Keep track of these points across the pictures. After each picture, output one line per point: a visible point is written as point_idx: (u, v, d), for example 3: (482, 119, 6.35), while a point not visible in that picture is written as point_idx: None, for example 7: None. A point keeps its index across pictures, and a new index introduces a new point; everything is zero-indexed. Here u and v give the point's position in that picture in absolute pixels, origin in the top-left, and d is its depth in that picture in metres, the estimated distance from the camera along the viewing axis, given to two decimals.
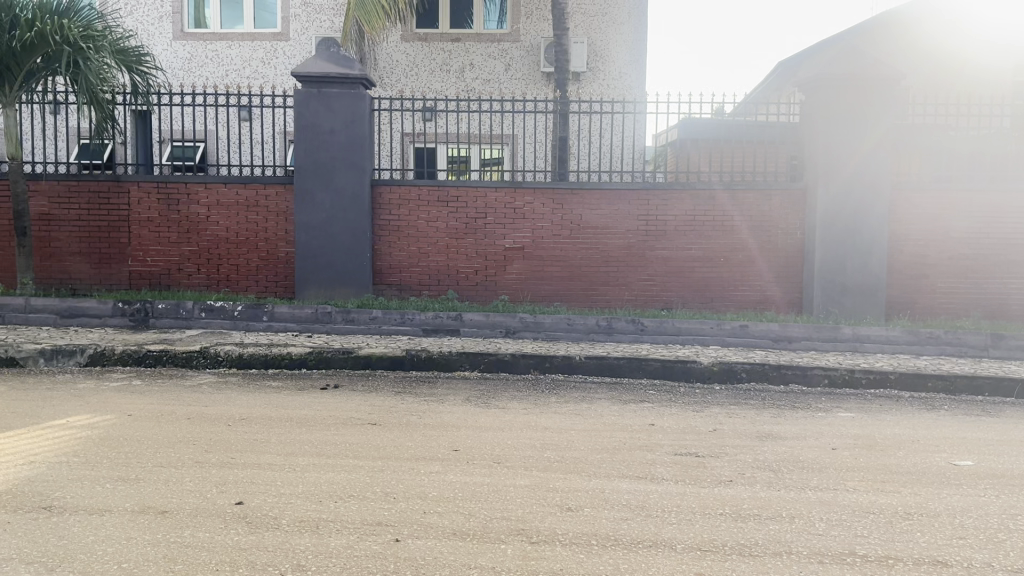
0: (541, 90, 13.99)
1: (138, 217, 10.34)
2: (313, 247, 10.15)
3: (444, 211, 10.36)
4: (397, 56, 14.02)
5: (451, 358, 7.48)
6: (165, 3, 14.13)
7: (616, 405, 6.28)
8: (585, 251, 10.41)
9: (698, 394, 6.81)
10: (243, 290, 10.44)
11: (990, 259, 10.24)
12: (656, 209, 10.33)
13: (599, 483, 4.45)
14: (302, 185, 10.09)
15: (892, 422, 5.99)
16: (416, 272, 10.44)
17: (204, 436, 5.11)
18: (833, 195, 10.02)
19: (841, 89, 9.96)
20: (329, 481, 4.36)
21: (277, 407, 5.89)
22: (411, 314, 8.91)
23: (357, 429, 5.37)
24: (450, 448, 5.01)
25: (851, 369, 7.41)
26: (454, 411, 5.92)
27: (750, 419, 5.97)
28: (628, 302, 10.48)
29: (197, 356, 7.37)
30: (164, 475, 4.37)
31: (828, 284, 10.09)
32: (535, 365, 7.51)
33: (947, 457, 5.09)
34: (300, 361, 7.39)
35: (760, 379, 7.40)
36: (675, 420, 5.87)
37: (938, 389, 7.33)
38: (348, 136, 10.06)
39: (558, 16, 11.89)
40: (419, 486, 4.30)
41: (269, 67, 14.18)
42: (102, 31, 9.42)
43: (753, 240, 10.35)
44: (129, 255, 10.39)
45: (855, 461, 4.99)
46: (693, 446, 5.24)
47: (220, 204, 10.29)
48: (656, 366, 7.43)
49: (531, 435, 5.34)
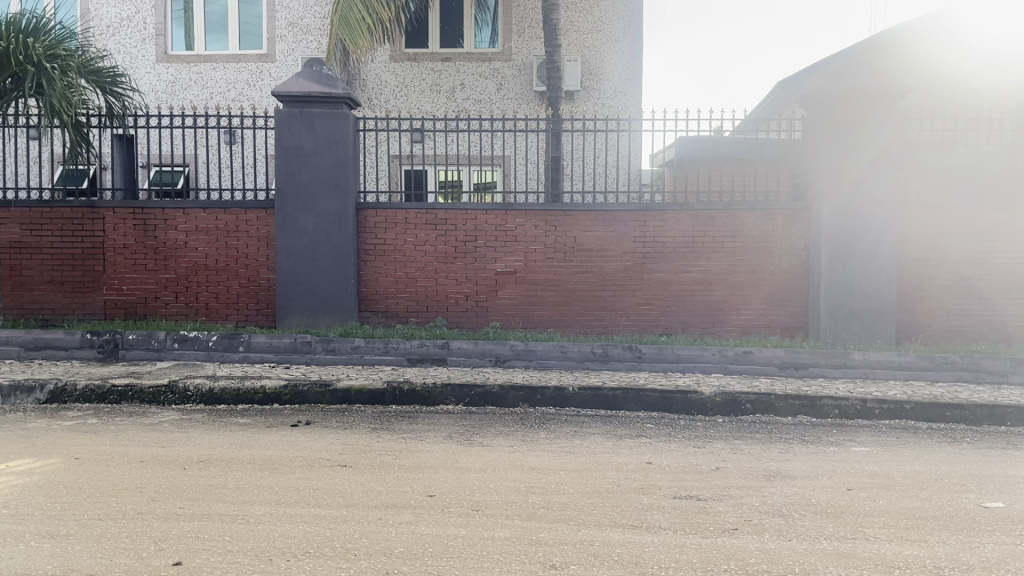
0: (534, 109, 13.65)
1: (113, 244, 9.92)
2: (294, 273, 9.72)
3: (432, 233, 9.94)
4: (385, 77, 13.70)
5: (435, 391, 7.00)
6: (149, 25, 13.83)
7: (610, 441, 5.79)
8: (579, 275, 9.97)
9: (699, 428, 6.32)
10: (224, 318, 10.00)
11: (1004, 281, 9.78)
12: (652, 231, 9.90)
13: (588, 534, 3.96)
14: (284, 210, 9.70)
15: (911, 457, 5.49)
16: (403, 298, 10.00)
17: (152, 482, 4.63)
18: (838, 214, 9.60)
19: (838, 104, 9.56)
20: (284, 536, 3.87)
21: (242, 446, 5.42)
22: (395, 343, 8.45)
23: (325, 472, 4.90)
24: (424, 494, 4.53)
25: (863, 399, 6.91)
26: (433, 451, 5.43)
27: (757, 455, 5.49)
28: (625, 327, 10.02)
29: (164, 391, 6.90)
30: (98, 530, 3.89)
31: (835, 308, 9.63)
32: (524, 397, 7.03)
33: (974, 499, 4.59)
34: (274, 395, 6.91)
35: (765, 411, 6.92)
36: (674, 457, 5.38)
37: (956, 420, 6.83)
38: (331, 157, 9.68)
39: (551, 32, 11.53)
40: (385, 541, 3.82)
41: (254, 89, 13.84)
42: (72, 51, 9.13)
43: (755, 262, 9.90)
44: (103, 283, 9.95)
45: (873, 504, 4.49)
46: (694, 487, 4.76)
47: (198, 229, 9.88)
48: (654, 397, 6.94)
49: (516, 478, 4.86)
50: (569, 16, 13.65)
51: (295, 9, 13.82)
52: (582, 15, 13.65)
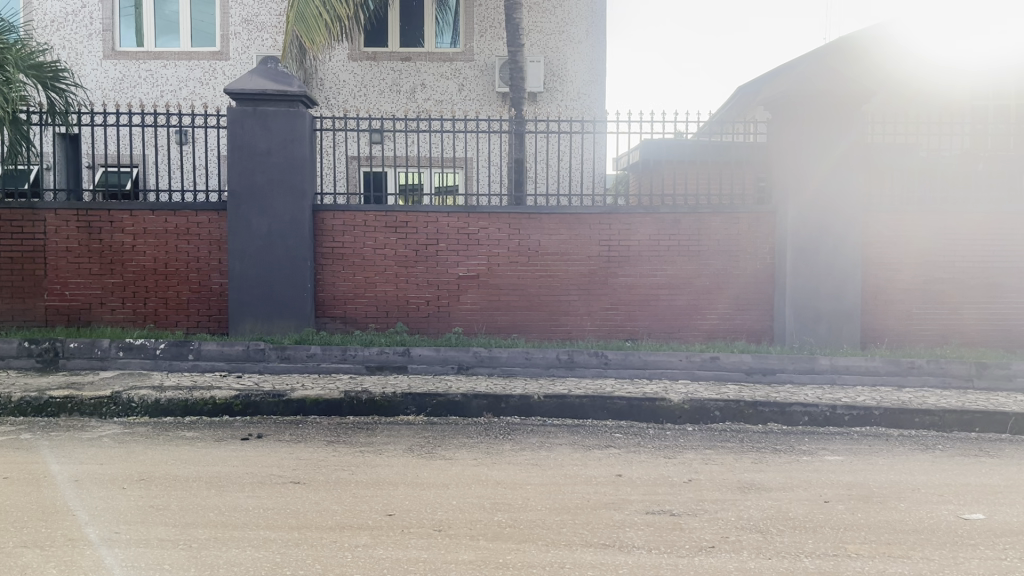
0: (496, 111, 13.42)
1: (56, 247, 9.44)
2: (248, 278, 9.35)
3: (392, 237, 9.64)
4: (344, 76, 13.37)
5: (395, 400, 6.72)
6: (95, 20, 13.32)
7: (577, 453, 5.56)
8: (544, 279, 9.75)
9: (668, 437, 6.12)
10: (174, 324, 9.59)
11: (965, 283, 9.77)
12: (617, 235, 9.72)
13: (558, 556, 3.72)
14: (237, 212, 9.32)
15: (886, 466, 5.36)
16: (362, 303, 9.68)
17: (87, 504, 4.28)
18: (803, 217, 9.54)
19: (801, 106, 9.49)
20: (229, 563, 3.56)
21: (186, 463, 5.08)
22: (353, 350, 8.15)
23: (277, 490, 4.59)
24: (382, 513, 4.25)
25: (833, 406, 6.78)
26: (393, 465, 5.15)
27: (729, 466, 5.31)
28: (590, 332, 9.83)
29: (107, 403, 6.50)
30: (22, 560, 3.54)
31: (802, 312, 9.56)
32: (488, 407, 6.77)
33: (954, 511, 4.45)
34: (224, 407, 6.57)
35: (734, 418, 6.76)
36: (644, 469, 5.18)
37: (926, 426, 6.74)
38: (286, 158, 9.33)
39: (514, 32, 11.31)
40: (339, 567, 3.54)
41: (207, 88, 13.40)
42: (9, 45, 8.73)
43: (721, 266, 9.77)
44: (45, 288, 9.48)
45: (852, 517, 4.32)
46: (667, 502, 4.54)
47: (147, 232, 9.47)
48: (622, 405, 6.74)
49: (480, 494, 4.60)
50: (531, 17, 13.47)
51: (250, 6, 13.43)
52: (544, 15, 13.47)
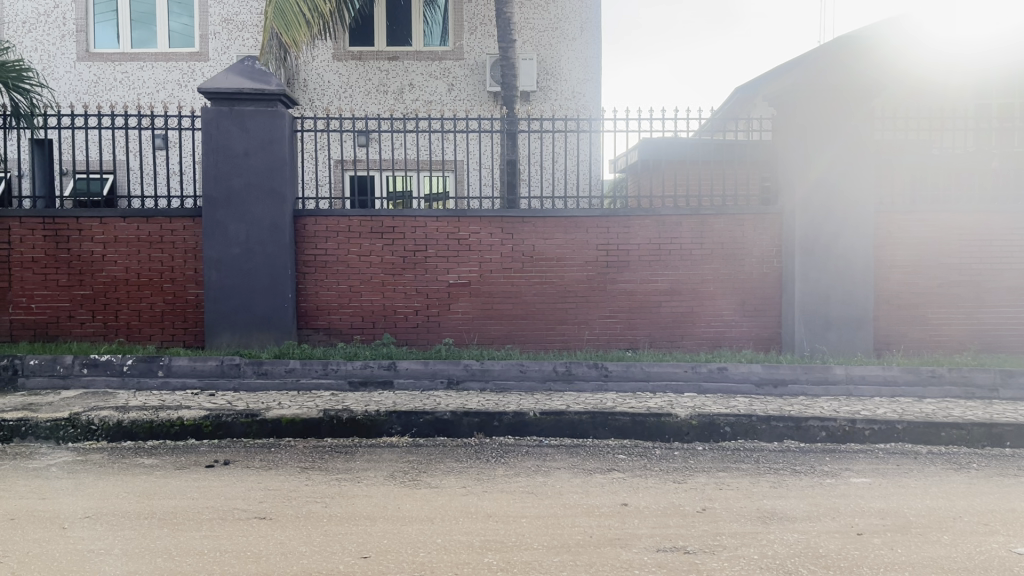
0: (487, 111, 12.93)
1: (21, 258, 8.91)
2: (225, 287, 8.81)
3: (378, 243, 9.11)
4: (328, 77, 12.90)
5: (378, 419, 6.19)
6: (68, 20, 12.82)
7: (578, 478, 5.03)
8: (539, 286, 9.23)
9: (677, 458, 5.59)
10: (146, 338, 9.05)
11: (983, 286, 9.28)
12: (615, 238, 9.21)
13: None
14: (212, 218, 8.79)
15: (919, 490, 4.83)
16: (347, 314, 9.15)
17: (18, 549, 3.73)
18: (812, 220, 9.03)
19: (808, 101, 8.98)
20: None
21: (140, 496, 4.53)
22: (335, 364, 7.65)
23: (239, 529, 4.05)
24: (356, 555, 3.72)
25: (852, 420, 6.26)
26: (373, 496, 4.61)
27: (745, 491, 4.79)
28: (589, 342, 9.30)
29: (64, 426, 5.95)
30: None
31: (812, 319, 9.06)
32: (480, 426, 6.25)
33: (1005, 544, 3.92)
34: (192, 428, 6.01)
35: (746, 435, 6.24)
36: (652, 497, 4.64)
37: (954, 441, 6.22)
38: (265, 160, 8.81)
39: (505, 26, 10.80)
40: None
41: (186, 90, 12.91)
42: None
43: (726, 271, 9.26)
44: (10, 301, 8.95)
45: (893, 554, 3.79)
46: (680, 537, 4.01)
47: (118, 241, 8.92)
48: (625, 422, 6.22)
49: (470, 530, 4.07)
50: (523, 13, 13.00)
51: (231, 4, 12.94)
52: (537, 12, 13.00)
